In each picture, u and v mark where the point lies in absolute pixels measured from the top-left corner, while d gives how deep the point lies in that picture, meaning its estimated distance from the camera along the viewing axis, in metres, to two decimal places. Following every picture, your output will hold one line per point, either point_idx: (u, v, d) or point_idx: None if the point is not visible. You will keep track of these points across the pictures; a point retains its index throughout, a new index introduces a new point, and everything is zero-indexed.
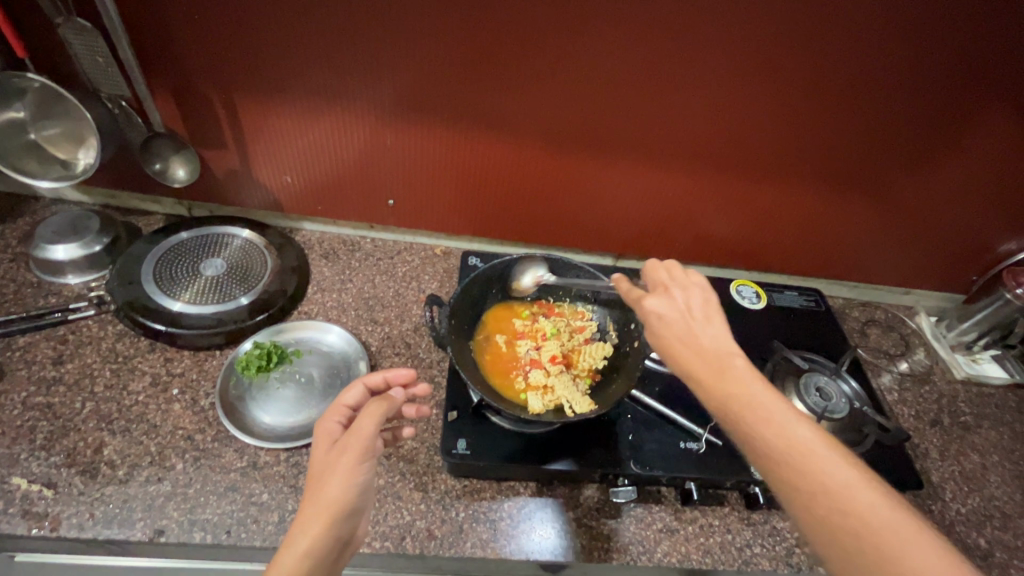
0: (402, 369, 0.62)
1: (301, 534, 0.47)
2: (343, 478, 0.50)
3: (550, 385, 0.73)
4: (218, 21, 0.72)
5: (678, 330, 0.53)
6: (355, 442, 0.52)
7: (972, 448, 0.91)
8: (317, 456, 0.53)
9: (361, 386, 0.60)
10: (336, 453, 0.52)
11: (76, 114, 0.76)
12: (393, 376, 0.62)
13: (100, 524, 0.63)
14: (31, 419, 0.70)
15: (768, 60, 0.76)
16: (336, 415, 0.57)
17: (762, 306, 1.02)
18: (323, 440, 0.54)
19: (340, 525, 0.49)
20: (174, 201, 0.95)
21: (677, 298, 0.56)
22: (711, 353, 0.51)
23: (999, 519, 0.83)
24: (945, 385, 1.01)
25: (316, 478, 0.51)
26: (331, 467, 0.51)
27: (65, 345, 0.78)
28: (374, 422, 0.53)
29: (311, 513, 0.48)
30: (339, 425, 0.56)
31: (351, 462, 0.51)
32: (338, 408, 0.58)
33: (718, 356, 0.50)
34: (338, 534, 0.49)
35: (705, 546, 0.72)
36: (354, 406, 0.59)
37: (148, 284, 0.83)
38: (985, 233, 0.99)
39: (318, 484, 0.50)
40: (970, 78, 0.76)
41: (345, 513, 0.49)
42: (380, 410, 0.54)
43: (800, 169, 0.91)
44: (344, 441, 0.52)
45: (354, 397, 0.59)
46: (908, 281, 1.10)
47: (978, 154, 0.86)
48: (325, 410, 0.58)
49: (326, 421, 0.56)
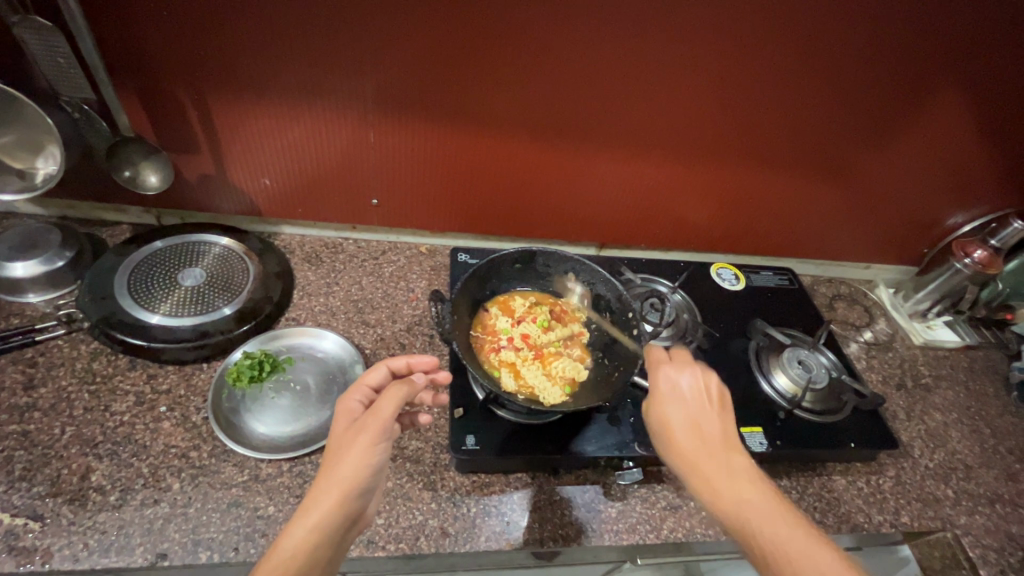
0: (425, 357, 0.63)
1: (314, 508, 0.49)
2: (357, 458, 0.52)
3: (517, 367, 0.75)
4: (188, 19, 0.69)
5: (684, 409, 0.60)
6: (372, 423, 0.53)
7: (934, 407, 0.99)
8: (336, 433, 0.55)
9: (384, 368, 0.60)
10: (355, 430, 0.53)
11: (34, 120, 0.70)
12: (416, 362, 0.63)
13: (96, 553, 0.60)
14: (6, 448, 0.65)
15: (743, 51, 0.79)
16: (358, 395, 0.58)
17: (742, 288, 1.06)
18: (343, 419, 0.56)
19: (351, 502, 0.51)
20: (141, 209, 0.90)
21: (680, 377, 0.62)
22: (698, 432, 0.58)
23: (963, 470, 0.90)
24: (906, 351, 1.09)
25: (332, 455, 0.52)
26: (348, 446, 0.53)
27: (35, 369, 0.73)
28: (392, 405, 0.55)
29: (326, 488, 0.50)
30: (359, 405, 0.57)
31: (368, 443, 0.52)
32: (361, 388, 0.58)
33: (699, 432, 0.58)
34: (348, 512, 0.51)
35: (707, 519, 0.75)
36: (376, 387, 0.60)
37: (124, 298, 0.79)
38: (935, 209, 1.07)
39: (336, 462, 0.52)
40: (923, 66, 0.82)
41: (357, 492, 0.51)
42: (400, 395, 0.56)
43: (769, 155, 0.95)
44: (363, 421, 0.54)
45: (377, 378, 0.60)
46: (868, 256, 1.17)
47: (928, 136, 0.93)
48: (348, 388, 0.58)
49: (347, 400, 0.57)
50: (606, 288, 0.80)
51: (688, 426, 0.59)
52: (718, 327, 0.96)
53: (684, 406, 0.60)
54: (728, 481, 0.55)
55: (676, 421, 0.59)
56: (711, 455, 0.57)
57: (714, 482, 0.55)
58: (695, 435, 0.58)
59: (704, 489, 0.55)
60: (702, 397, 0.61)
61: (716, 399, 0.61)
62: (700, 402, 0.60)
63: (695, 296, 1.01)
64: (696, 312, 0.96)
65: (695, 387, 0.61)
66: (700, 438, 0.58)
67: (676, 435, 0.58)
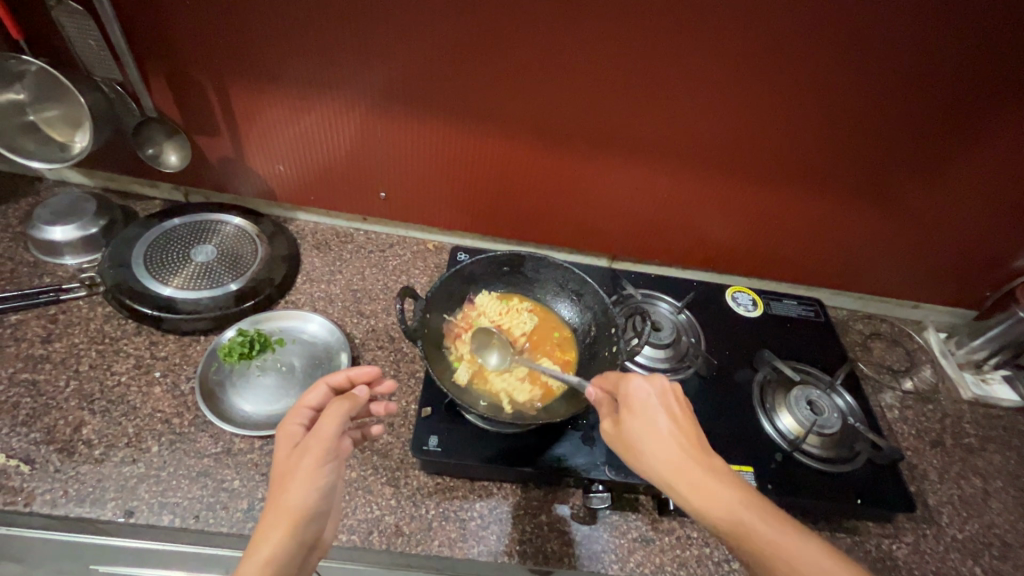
0: (365, 367, 0.62)
1: (264, 542, 0.49)
2: (304, 483, 0.52)
3: (479, 367, 0.74)
4: (206, 9, 0.73)
5: (652, 425, 0.56)
6: (316, 444, 0.54)
7: (974, 472, 0.87)
8: (279, 460, 0.55)
9: (324, 387, 0.60)
10: (299, 454, 0.54)
11: (71, 98, 0.77)
12: (356, 374, 0.62)
13: (72, 501, 0.64)
14: (15, 395, 0.71)
15: (766, 61, 0.73)
16: (299, 418, 0.58)
17: (758, 315, 0.98)
18: (285, 443, 0.56)
19: (304, 529, 0.51)
20: (171, 186, 0.96)
21: (644, 389, 0.59)
22: (670, 445, 0.55)
23: (999, 547, 0.79)
24: (950, 405, 0.97)
25: (278, 482, 0.52)
26: (293, 472, 0.52)
27: (55, 325, 0.80)
28: (335, 423, 0.55)
29: (274, 518, 0.50)
30: (301, 428, 0.57)
31: (312, 466, 0.52)
32: (301, 410, 0.59)
33: (675, 444, 0.55)
34: (302, 539, 0.51)
35: (680, 558, 0.70)
36: (317, 407, 0.60)
37: (138, 268, 0.84)
38: (998, 247, 0.94)
39: (282, 489, 0.52)
40: (978, 85, 0.73)
41: (307, 517, 0.51)
42: (342, 411, 0.56)
43: (798, 175, 0.88)
44: (306, 444, 0.54)
45: (317, 398, 0.60)
46: (915, 294, 1.06)
47: (989, 165, 0.83)
48: (287, 412, 0.59)
49: (288, 424, 0.57)
50: (593, 300, 0.78)
51: (660, 439, 0.55)
52: (722, 353, 0.90)
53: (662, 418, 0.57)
54: (710, 493, 0.52)
55: (652, 431, 0.56)
56: (687, 467, 0.53)
57: (706, 489, 0.52)
58: (679, 444, 0.55)
59: (695, 496, 0.52)
60: (668, 406, 0.58)
61: (678, 402, 0.59)
62: (669, 413, 0.57)
63: (705, 318, 0.95)
64: (700, 336, 0.91)
65: (659, 397, 0.58)
66: (669, 449, 0.55)
67: (649, 451, 0.55)
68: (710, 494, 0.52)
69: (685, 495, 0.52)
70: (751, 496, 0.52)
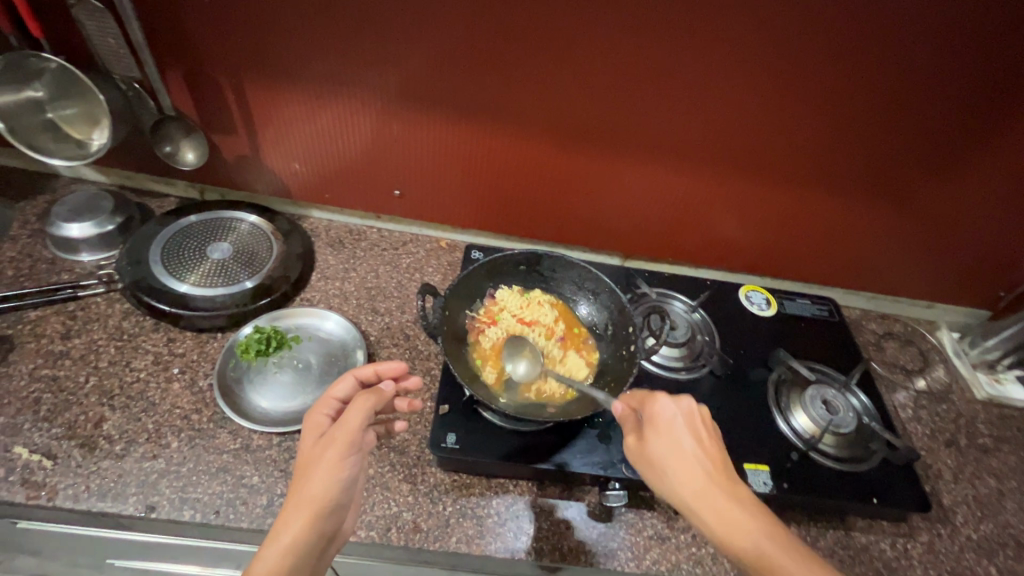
0: (393, 362, 0.62)
1: (285, 531, 0.49)
2: (326, 475, 0.52)
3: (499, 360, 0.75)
4: (224, 7, 0.73)
5: (676, 447, 0.57)
6: (341, 435, 0.54)
7: (989, 472, 0.87)
8: (305, 449, 0.56)
9: (352, 379, 0.61)
10: (323, 444, 0.54)
11: (90, 95, 0.78)
12: (383, 369, 0.62)
13: (95, 496, 0.64)
14: (36, 390, 0.72)
15: (785, 59, 0.73)
16: (326, 408, 0.59)
17: (772, 314, 0.98)
18: (311, 433, 0.57)
19: (323, 521, 0.51)
20: (186, 184, 0.97)
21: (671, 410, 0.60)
22: (693, 467, 0.56)
23: (1014, 548, 0.79)
24: (964, 405, 0.96)
25: (302, 471, 0.53)
26: (316, 462, 0.53)
27: (73, 321, 0.80)
28: (359, 418, 0.55)
29: (295, 508, 0.50)
30: (327, 418, 0.59)
31: (335, 458, 0.53)
32: (329, 401, 0.59)
33: (699, 467, 0.56)
34: (321, 530, 0.51)
35: (696, 557, 0.70)
36: (344, 399, 0.60)
37: (155, 265, 0.84)
38: (1014, 247, 0.94)
39: (305, 478, 0.52)
40: (998, 85, 0.73)
41: (327, 508, 0.51)
42: (368, 404, 0.56)
43: (812, 174, 0.88)
44: (331, 435, 0.54)
45: (345, 390, 0.60)
46: (929, 293, 1.05)
47: (1006, 165, 0.82)
48: (316, 401, 0.59)
49: (315, 414, 0.59)
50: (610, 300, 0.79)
51: (684, 462, 0.56)
52: (736, 352, 0.90)
53: (684, 437, 0.58)
54: (731, 520, 0.52)
55: (677, 453, 0.57)
56: (709, 491, 0.54)
57: (727, 514, 0.52)
58: (701, 464, 0.56)
59: (714, 518, 0.53)
60: (695, 428, 0.59)
61: (706, 426, 0.60)
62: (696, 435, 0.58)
63: (718, 317, 0.95)
64: (715, 336, 0.91)
65: (687, 419, 0.59)
66: (693, 471, 0.55)
67: (671, 472, 0.56)
68: (732, 520, 0.52)
69: (706, 520, 0.53)
70: (776, 526, 0.52)
